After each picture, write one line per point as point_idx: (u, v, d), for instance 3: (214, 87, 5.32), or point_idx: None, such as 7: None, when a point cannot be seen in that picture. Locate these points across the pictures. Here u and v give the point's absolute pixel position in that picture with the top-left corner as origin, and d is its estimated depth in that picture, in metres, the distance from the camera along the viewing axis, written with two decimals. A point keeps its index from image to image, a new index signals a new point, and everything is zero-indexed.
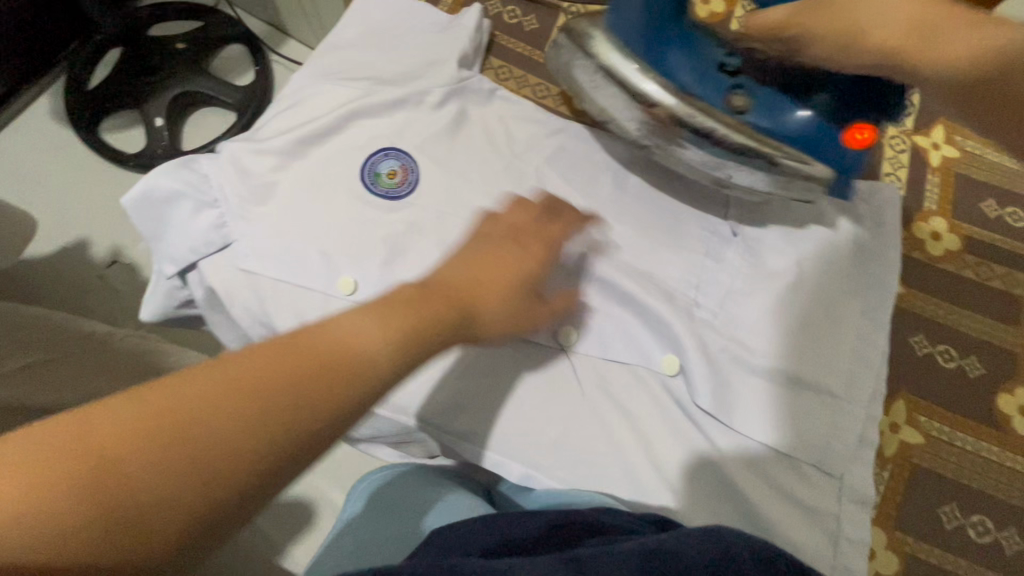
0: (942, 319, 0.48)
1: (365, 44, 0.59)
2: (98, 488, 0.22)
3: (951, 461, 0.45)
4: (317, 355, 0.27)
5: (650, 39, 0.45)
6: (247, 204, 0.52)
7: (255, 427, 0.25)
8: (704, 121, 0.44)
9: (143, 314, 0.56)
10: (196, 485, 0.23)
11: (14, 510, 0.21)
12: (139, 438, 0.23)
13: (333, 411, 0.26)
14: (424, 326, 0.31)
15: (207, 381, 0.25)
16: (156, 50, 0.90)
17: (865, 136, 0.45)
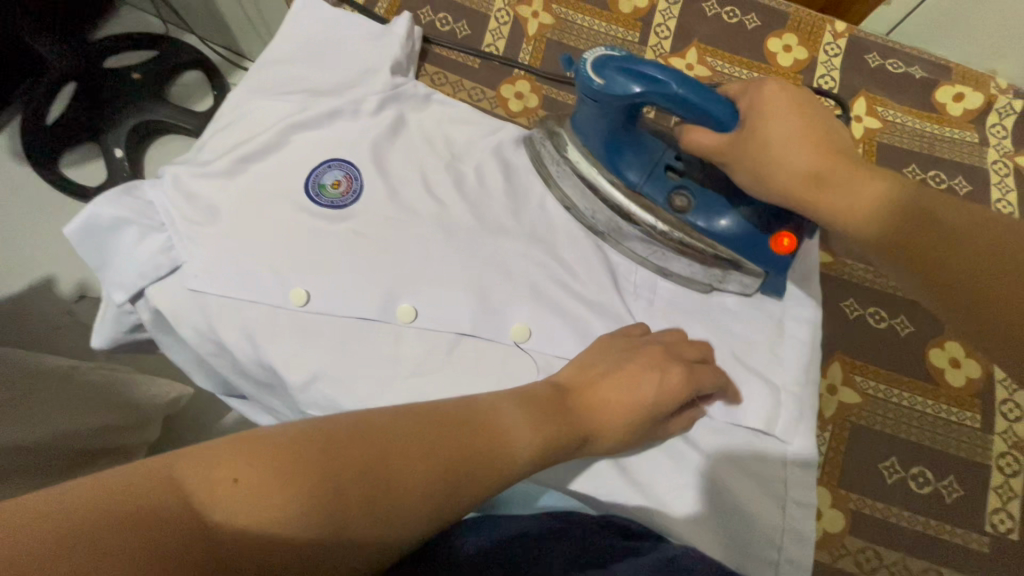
0: (868, 282, 0.51)
1: (298, 59, 0.59)
2: (320, 497, 0.28)
3: (888, 417, 0.47)
4: (487, 443, 0.34)
5: (604, 142, 0.50)
6: (190, 227, 0.53)
7: (419, 483, 0.31)
8: (643, 216, 0.50)
9: (95, 341, 0.57)
10: (386, 510, 0.30)
11: (263, 491, 0.27)
12: (357, 464, 0.29)
13: (487, 488, 0.33)
14: (568, 430, 0.38)
15: (426, 436, 0.32)
16: (109, 82, 0.89)
17: (788, 244, 0.46)
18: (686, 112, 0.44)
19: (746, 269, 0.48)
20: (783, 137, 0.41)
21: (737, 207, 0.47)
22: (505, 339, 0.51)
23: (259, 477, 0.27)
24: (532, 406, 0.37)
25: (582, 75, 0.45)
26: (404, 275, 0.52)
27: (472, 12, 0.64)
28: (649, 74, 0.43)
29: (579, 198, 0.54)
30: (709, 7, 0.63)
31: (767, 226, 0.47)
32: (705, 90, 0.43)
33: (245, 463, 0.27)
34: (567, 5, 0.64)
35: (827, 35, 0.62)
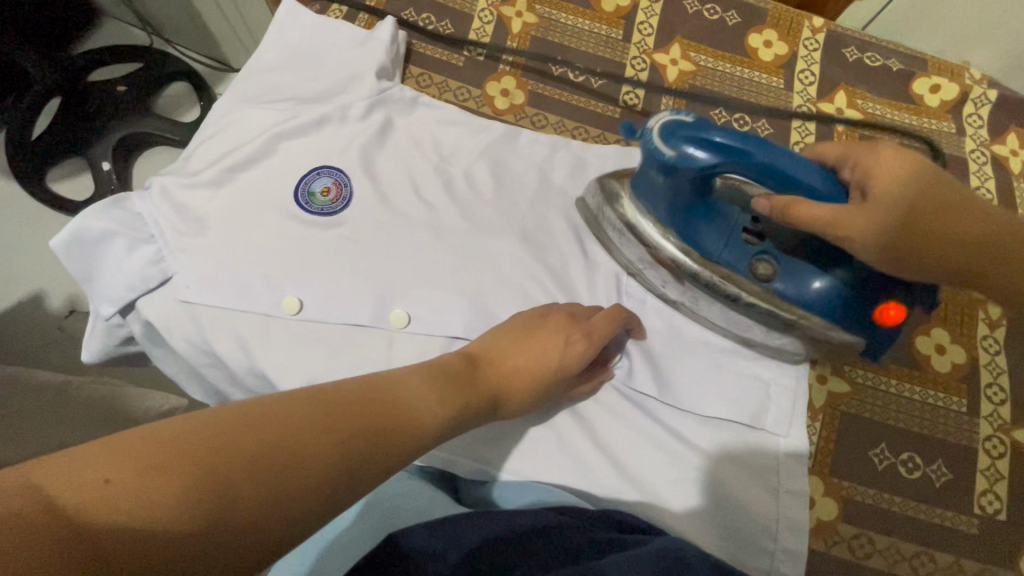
0: None
1: (283, 66, 0.60)
2: (209, 482, 0.23)
3: (877, 404, 0.47)
4: (385, 410, 0.31)
5: (676, 210, 0.46)
6: (179, 237, 0.53)
7: (324, 452, 0.27)
8: (724, 286, 0.46)
9: (85, 355, 0.57)
10: (291, 485, 0.25)
11: (134, 481, 0.22)
12: (251, 440, 0.25)
13: (394, 455, 0.30)
14: (474, 397, 0.37)
15: (320, 407, 0.28)
16: (95, 96, 0.89)
17: (894, 314, 0.41)
18: (774, 181, 0.40)
19: (843, 340, 0.44)
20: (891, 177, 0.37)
21: (830, 271, 0.42)
22: None
23: (129, 468, 0.23)
24: (435, 383, 0.35)
25: (649, 145, 0.43)
26: (394, 279, 0.52)
27: (455, 14, 0.64)
28: (726, 142, 0.40)
29: (647, 267, 0.51)
30: (690, 4, 0.64)
31: (872, 296, 0.41)
32: (794, 158, 0.39)
33: (109, 460, 0.23)
34: (550, 5, 0.64)
35: (806, 30, 0.63)
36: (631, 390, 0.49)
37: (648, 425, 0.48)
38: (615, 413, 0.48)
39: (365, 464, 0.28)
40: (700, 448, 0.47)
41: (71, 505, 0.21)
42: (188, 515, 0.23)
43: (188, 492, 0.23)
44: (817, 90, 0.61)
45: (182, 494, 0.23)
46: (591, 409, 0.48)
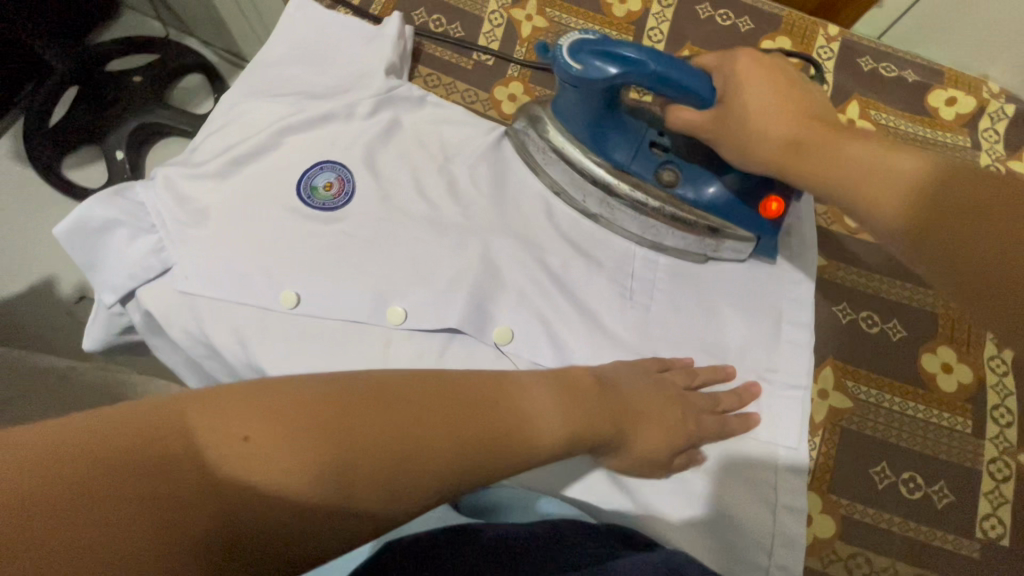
0: (859, 286, 0.51)
1: (293, 61, 0.60)
2: (337, 460, 0.29)
3: (879, 421, 0.46)
4: (510, 416, 0.34)
5: (589, 126, 0.50)
6: (180, 228, 0.53)
7: (431, 451, 0.31)
8: (635, 193, 0.50)
9: (86, 342, 0.57)
10: (405, 477, 0.30)
11: (277, 449, 0.28)
12: (377, 430, 0.30)
13: (511, 459, 0.34)
14: (597, 414, 0.39)
15: (446, 407, 0.33)
16: (110, 85, 0.90)
17: (776, 208, 0.48)
18: (665, 86, 0.44)
19: (733, 235, 0.50)
20: (761, 104, 0.43)
21: (721, 178, 0.48)
22: (491, 342, 0.51)
23: (270, 434, 0.28)
24: (564, 386, 0.39)
25: (559, 60, 0.45)
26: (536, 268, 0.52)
27: (464, 15, 0.64)
28: (624, 55, 0.44)
29: (568, 185, 0.54)
30: (703, 10, 0.63)
31: (755, 194, 0.48)
32: (681, 67, 0.44)
33: (250, 420, 0.28)
34: (560, 9, 0.64)
35: (820, 39, 0.62)
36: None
37: None
38: None
39: (477, 463, 0.32)
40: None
41: (220, 457, 0.27)
42: (307, 485, 0.28)
43: (309, 467, 0.28)
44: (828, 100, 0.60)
45: (304, 467, 0.28)
46: None
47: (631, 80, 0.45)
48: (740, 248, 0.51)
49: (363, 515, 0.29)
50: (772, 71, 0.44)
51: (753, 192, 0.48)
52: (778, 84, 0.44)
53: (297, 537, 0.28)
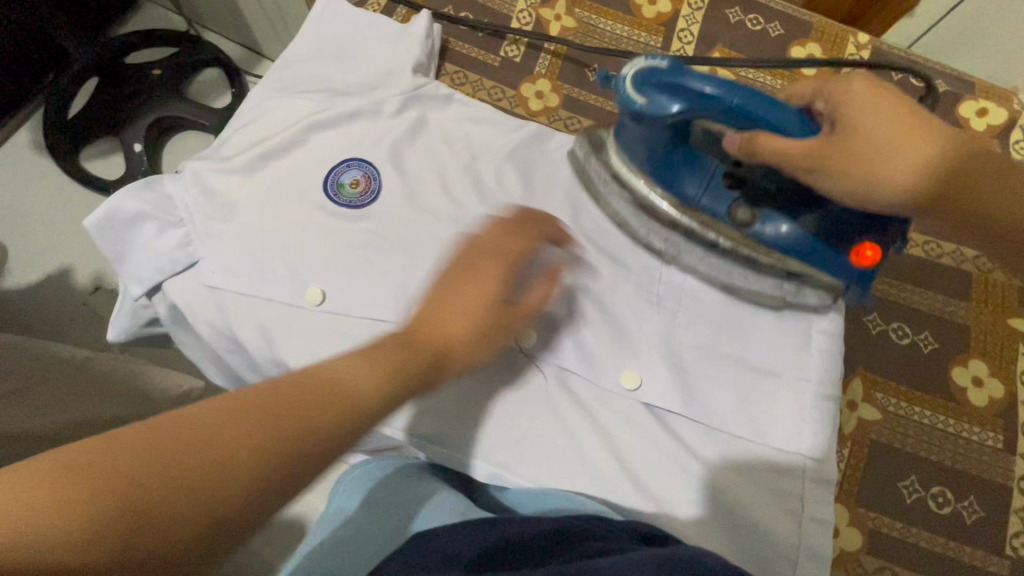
0: (892, 296, 0.50)
1: (320, 57, 0.60)
2: (131, 492, 0.26)
3: (909, 435, 0.46)
4: (311, 391, 0.32)
5: (658, 161, 0.51)
6: (209, 222, 0.53)
7: (241, 460, 0.28)
8: (703, 231, 0.51)
9: (110, 333, 0.57)
10: (217, 487, 0.28)
11: (73, 497, 0.25)
12: (167, 446, 0.27)
13: (331, 432, 0.32)
14: (408, 363, 0.38)
15: (227, 405, 0.30)
16: (132, 77, 0.90)
17: (870, 254, 0.45)
18: (745, 122, 0.43)
19: (816, 279, 0.48)
20: (890, 139, 0.39)
21: (799, 219, 0.47)
22: (515, 343, 0.51)
23: (54, 481, 0.25)
24: (364, 351, 0.37)
25: (621, 92, 0.46)
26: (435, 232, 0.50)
27: (492, 14, 0.64)
28: (697, 88, 0.43)
29: (634, 216, 0.54)
30: (733, 14, 0.62)
31: (846, 237, 0.46)
32: (765, 101, 0.42)
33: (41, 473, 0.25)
34: (590, 10, 0.64)
35: (850, 46, 0.61)
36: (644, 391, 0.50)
37: (663, 437, 0.48)
38: (633, 424, 0.48)
39: (285, 448, 0.30)
40: (710, 460, 0.46)
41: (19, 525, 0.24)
42: (113, 538, 0.25)
43: (113, 518, 0.25)
44: None
45: (102, 523, 0.25)
46: (612, 424, 0.49)
47: (699, 114, 0.44)
48: (825, 294, 0.49)
49: (203, 532, 0.27)
50: (891, 100, 0.40)
51: (841, 236, 0.46)
52: (898, 113, 0.40)
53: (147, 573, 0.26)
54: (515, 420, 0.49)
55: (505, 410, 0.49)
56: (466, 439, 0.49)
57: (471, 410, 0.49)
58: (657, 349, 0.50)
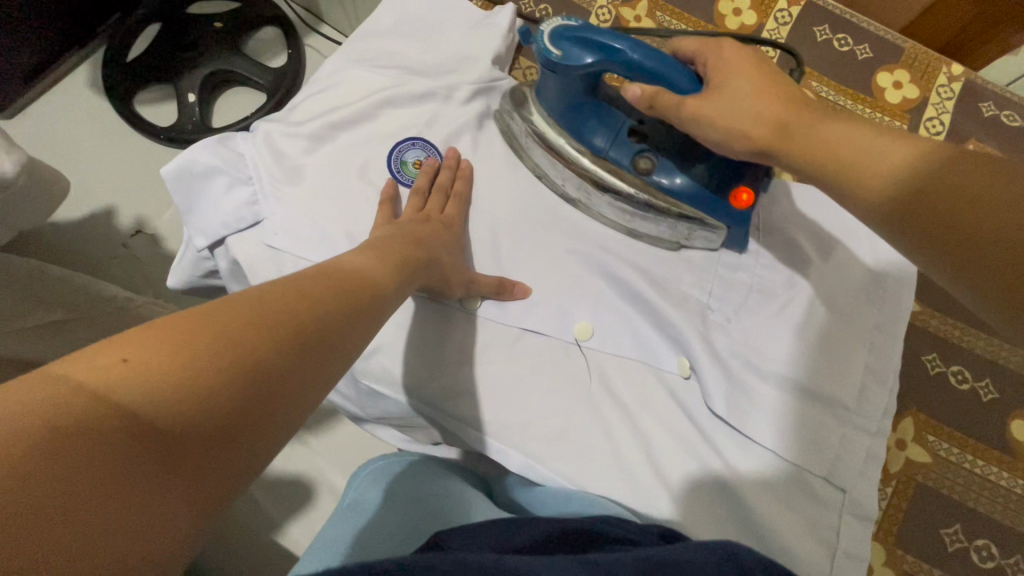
0: (953, 338, 0.52)
1: (397, 32, 0.60)
2: (247, 355, 0.23)
3: (957, 481, 0.48)
4: (348, 276, 0.33)
5: (568, 109, 0.51)
6: (279, 183, 0.53)
7: (324, 325, 0.28)
8: (611, 180, 0.51)
9: (170, 281, 0.59)
10: (318, 349, 0.27)
11: (191, 363, 0.22)
12: (261, 316, 0.25)
13: (378, 306, 0.33)
14: (395, 255, 0.40)
15: (292, 284, 0.29)
16: (194, 28, 0.90)
17: (747, 198, 0.48)
18: (646, 77, 0.44)
19: (706, 223, 0.50)
20: (748, 95, 0.41)
21: (690, 169, 0.49)
22: (568, 337, 0.51)
23: (160, 354, 0.21)
24: (369, 252, 0.38)
25: (540, 45, 0.46)
26: (433, 202, 0.52)
27: (573, 8, 0.64)
28: (607, 44, 0.44)
29: (551, 168, 0.55)
30: (821, 32, 0.61)
31: (726, 184, 0.48)
32: (662, 57, 0.44)
33: (136, 343, 0.22)
34: (672, 14, 0.62)
35: (942, 76, 0.59)
36: (677, 390, 0.50)
37: (704, 449, 0.48)
38: (669, 428, 0.49)
39: (353, 315, 0.30)
40: (740, 470, 0.47)
41: (121, 398, 0.20)
42: (219, 398, 0.22)
43: (222, 379, 0.22)
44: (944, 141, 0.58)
45: (212, 384, 0.22)
46: (657, 436, 0.48)
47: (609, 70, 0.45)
48: (711, 237, 0.52)
49: (312, 392, 0.26)
50: (758, 68, 0.43)
51: (729, 181, 0.48)
52: (761, 74, 0.42)
53: (272, 436, 0.24)
54: (556, 415, 0.48)
55: (546, 404, 0.49)
56: (505, 426, 0.49)
57: (518, 400, 0.49)
58: (710, 358, 0.49)
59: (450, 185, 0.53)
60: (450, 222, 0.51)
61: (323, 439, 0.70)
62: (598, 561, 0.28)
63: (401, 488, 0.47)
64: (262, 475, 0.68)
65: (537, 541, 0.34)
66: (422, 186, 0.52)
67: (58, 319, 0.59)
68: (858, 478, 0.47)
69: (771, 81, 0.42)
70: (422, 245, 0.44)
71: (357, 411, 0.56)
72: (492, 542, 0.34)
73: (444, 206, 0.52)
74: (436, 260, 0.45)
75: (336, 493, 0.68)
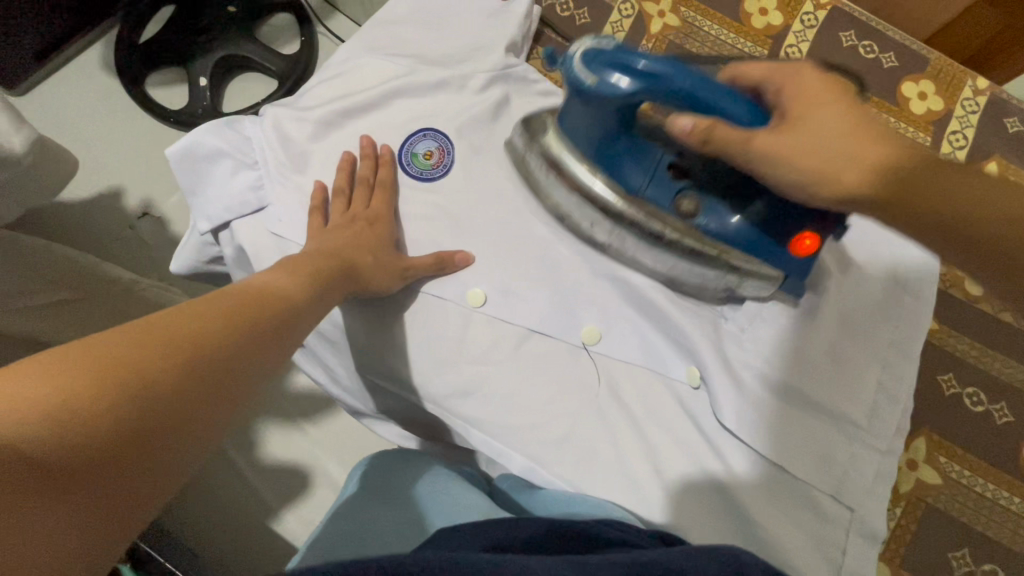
0: (970, 358, 0.51)
1: (413, 21, 0.59)
2: (144, 384, 0.24)
3: (966, 504, 0.47)
4: (261, 295, 0.33)
5: (601, 148, 0.48)
6: (286, 170, 0.53)
7: (229, 349, 0.28)
8: (648, 222, 0.48)
9: (172, 265, 0.58)
10: (222, 373, 0.27)
11: (79, 391, 0.22)
12: (160, 343, 0.25)
13: (291, 324, 0.34)
14: (323, 271, 0.40)
15: (197, 307, 0.29)
16: (208, 11, 0.89)
17: (808, 244, 0.45)
18: (694, 107, 0.41)
19: (759, 270, 0.47)
20: (831, 129, 0.37)
21: (745, 211, 0.46)
22: (574, 339, 0.51)
23: (38, 385, 0.21)
24: (294, 268, 0.38)
25: (571, 72, 0.43)
26: (357, 199, 0.50)
27: (594, 3, 0.63)
28: (642, 69, 0.40)
29: (575, 209, 0.51)
30: (846, 37, 0.60)
31: (785, 229, 0.45)
32: (712, 86, 0.40)
33: (19, 374, 0.21)
34: (696, 10, 0.61)
35: (967, 89, 0.58)
36: (684, 398, 0.49)
37: (708, 458, 0.47)
38: (674, 436, 0.48)
39: (263, 336, 0.31)
40: (743, 478, 0.46)
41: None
42: (110, 438, 0.22)
43: (114, 406, 0.22)
44: (967, 155, 0.57)
45: (101, 412, 0.22)
46: (661, 443, 0.47)
47: (647, 98, 0.42)
48: (762, 284, 0.48)
49: (214, 418, 0.26)
50: (844, 99, 0.39)
51: (787, 226, 0.45)
52: (846, 111, 0.38)
53: (169, 464, 0.24)
54: (559, 417, 0.48)
55: (549, 406, 0.48)
56: (506, 426, 0.48)
57: (521, 402, 0.48)
58: (719, 366, 0.48)
59: (372, 176, 0.52)
60: (374, 218, 0.49)
61: (322, 430, 0.70)
62: (590, 561, 0.27)
63: (390, 492, 0.46)
64: (259, 462, 0.67)
65: (530, 540, 0.33)
66: (343, 185, 0.50)
67: (62, 299, 0.58)
68: (865, 496, 0.46)
69: (858, 112, 0.38)
70: (335, 254, 0.43)
71: (356, 406, 0.56)
72: (488, 539, 0.33)
73: (370, 200, 0.51)
74: (354, 266, 0.44)
75: (331, 485, 0.67)
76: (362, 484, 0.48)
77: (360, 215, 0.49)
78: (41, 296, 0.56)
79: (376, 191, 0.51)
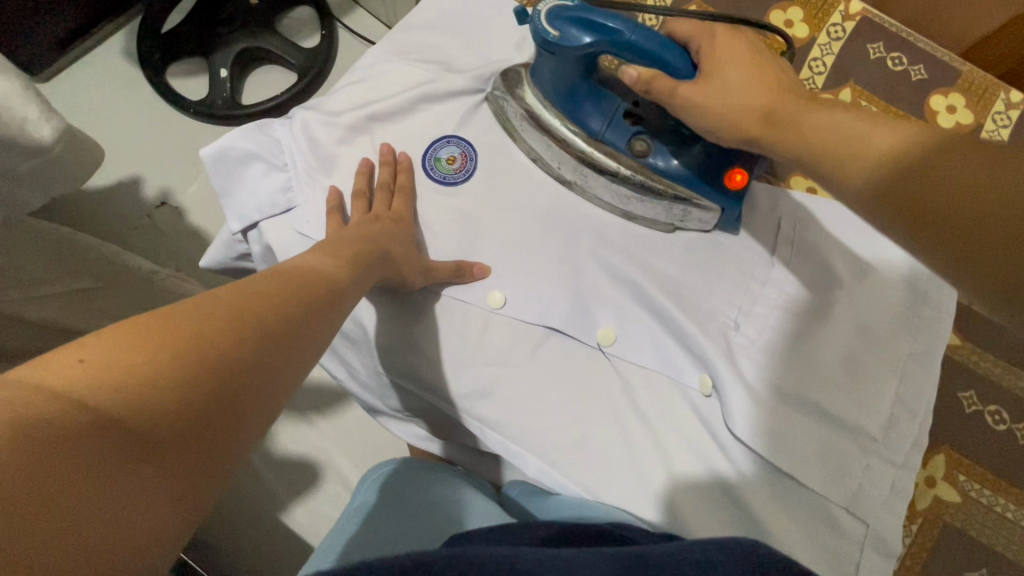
0: (992, 376, 0.50)
1: (438, 26, 0.59)
2: (215, 355, 0.24)
3: (983, 523, 0.48)
4: (307, 276, 0.33)
5: (563, 93, 0.49)
6: (315, 173, 0.53)
7: (286, 326, 0.28)
8: (605, 161, 0.50)
9: (203, 261, 0.59)
10: (283, 349, 0.27)
11: (153, 361, 0.22)
12: (225, 316, 0.25)
13: (337, 304, 0.33)
14: (366, 260, 0.40)
15: (253, 286, 0.29)
16: (230, 4, 0.90)
17: (740, 179, 0.48)
18: (641, 59, 0.43)
19: (701, 206, 0.50)
20: (744, 85, 0.40)
21: (685, 152, 0.48)
22: (592, 342, 0.51)
23: (115, 355, 0.21)
24: (331, 252, 0.38)
25: (537, 26, 0.45)
26: (378, 202, 0.50)
27: None
28: (600, 24, 0.43)
29: (545, 151, 0.53)
30: (874, 50, 0.59)
31: (717, 169, 0.48)
32: (655, 37, 0.42)
33: (96, 345, 0.21)
34: None
35: (999, 103, 0.57)
36: (700, 406, 0.49)
37: (725, 467, 0.47)
38: (690, 444, 0.48)
39: (314, 315, 0.31)
40: (759, 486, 0.46)
41: (80, 397, 0.20)
42: (186, 407, 0.22)
43: (187, 376, 0.22)
44: None
45: (177, 381, 0.22)
46: (677, 450, 0.48)
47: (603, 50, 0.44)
48: (705, 216, 0.51)
49: (278, 393, 0.26)
50: (757, 58, 0.41)
51: (722, 162, 0.48)
52: (756, 65, 0.41)
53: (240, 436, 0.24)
54: (578, 423, 0.48)
55: (569, 412, 0.48)
56: (524, 430, 0.48)
57: (541, 408, 0.49)
58: (739, 380, 0.47)
59: (392, 180, 0.52)
60: (397, 219, 0.49)
61: (333, 423, 0.70)
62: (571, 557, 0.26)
63: (406, 495, 0.47)
64: (272, 453, 0.68)
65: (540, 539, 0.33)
66: (362, 188, 0.51)
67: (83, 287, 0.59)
68: (881, 510, 0.46)
69: (771, 71, 0.41)
70: (370, 240, 0.43)
71: (371, 403, 0.56)
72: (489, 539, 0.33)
73: (390, 202, 0.51)
74: (387, 253, 0.44)
75: (343, 478, 0.68)
76: (381, 484, 0.48)
77: (379, 213, 0.49)
78: (61, 285, 0.57)
79: (399, 192, 0.51)
